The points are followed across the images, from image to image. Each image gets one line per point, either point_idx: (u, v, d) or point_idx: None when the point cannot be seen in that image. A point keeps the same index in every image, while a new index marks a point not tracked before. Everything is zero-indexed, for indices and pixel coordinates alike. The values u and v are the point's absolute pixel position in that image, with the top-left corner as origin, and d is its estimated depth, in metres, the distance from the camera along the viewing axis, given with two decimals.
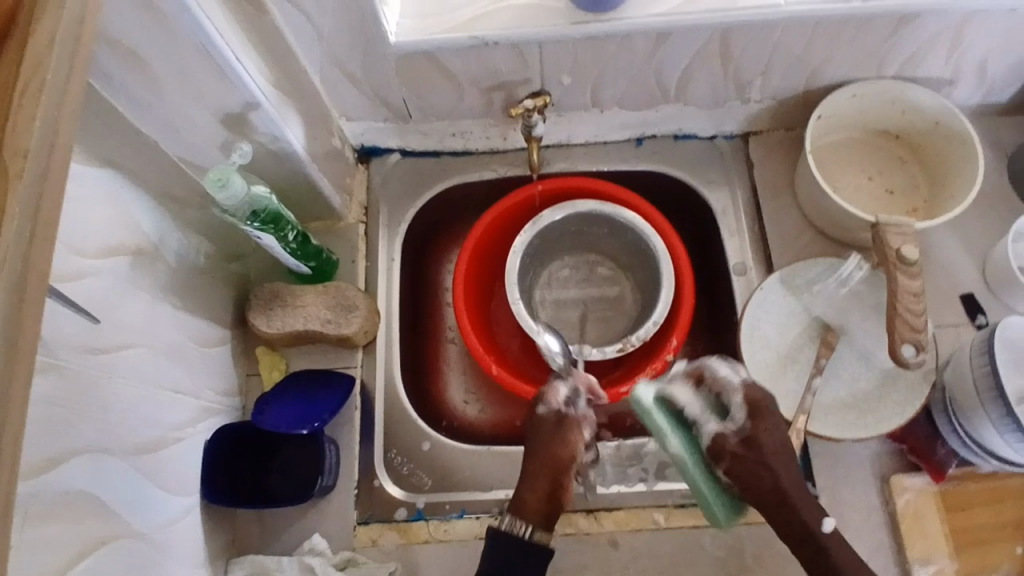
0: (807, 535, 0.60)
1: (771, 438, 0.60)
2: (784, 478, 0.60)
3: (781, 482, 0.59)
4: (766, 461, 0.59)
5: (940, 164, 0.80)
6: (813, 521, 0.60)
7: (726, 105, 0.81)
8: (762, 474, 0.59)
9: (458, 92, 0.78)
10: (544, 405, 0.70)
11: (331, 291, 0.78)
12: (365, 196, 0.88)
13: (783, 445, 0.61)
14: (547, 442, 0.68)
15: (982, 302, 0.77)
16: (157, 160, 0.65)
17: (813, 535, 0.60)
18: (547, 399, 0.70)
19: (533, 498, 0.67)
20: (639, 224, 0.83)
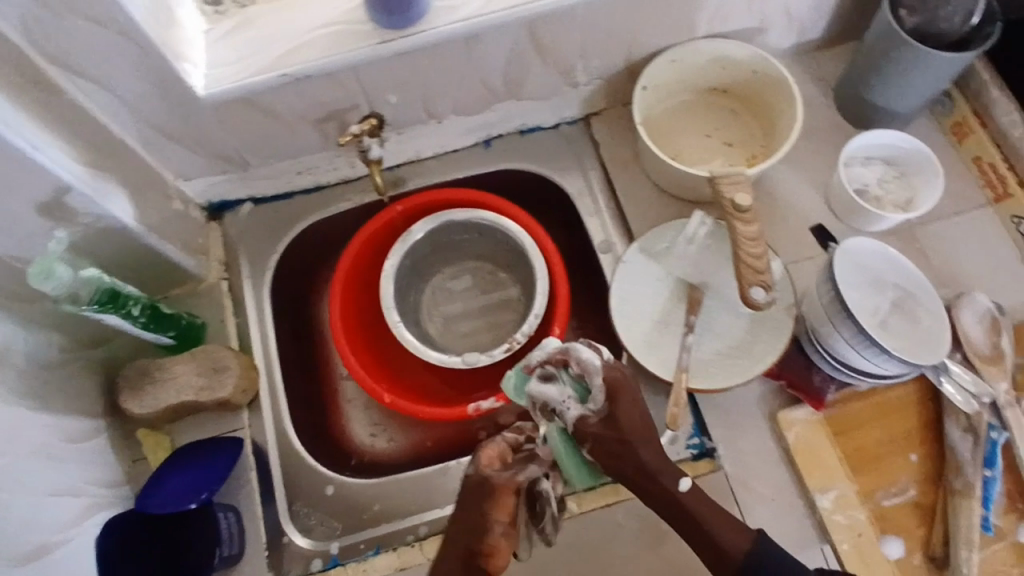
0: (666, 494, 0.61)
1: (637, 421, 0.62)
2: (632, 424, 0.61)
3: (643, 458, 0.61)
4: (625, 432, 0.61)
5: (768, 109, 0.83)
6: (667, 477, 0.61)
7: (558, 92, 0.83)
8: (625, 446, 0.61)
9: (290, 130, 0.77)
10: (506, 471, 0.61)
11: (200, 356, 0.76)
12: (224, 252, 0.86)
13: (641, 422, 0.62)
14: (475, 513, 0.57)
15: (832, 230, 0.80)
16: None
17: (671, 497, 0.61)
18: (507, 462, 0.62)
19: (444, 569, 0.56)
20: (502, 223, 0.84)
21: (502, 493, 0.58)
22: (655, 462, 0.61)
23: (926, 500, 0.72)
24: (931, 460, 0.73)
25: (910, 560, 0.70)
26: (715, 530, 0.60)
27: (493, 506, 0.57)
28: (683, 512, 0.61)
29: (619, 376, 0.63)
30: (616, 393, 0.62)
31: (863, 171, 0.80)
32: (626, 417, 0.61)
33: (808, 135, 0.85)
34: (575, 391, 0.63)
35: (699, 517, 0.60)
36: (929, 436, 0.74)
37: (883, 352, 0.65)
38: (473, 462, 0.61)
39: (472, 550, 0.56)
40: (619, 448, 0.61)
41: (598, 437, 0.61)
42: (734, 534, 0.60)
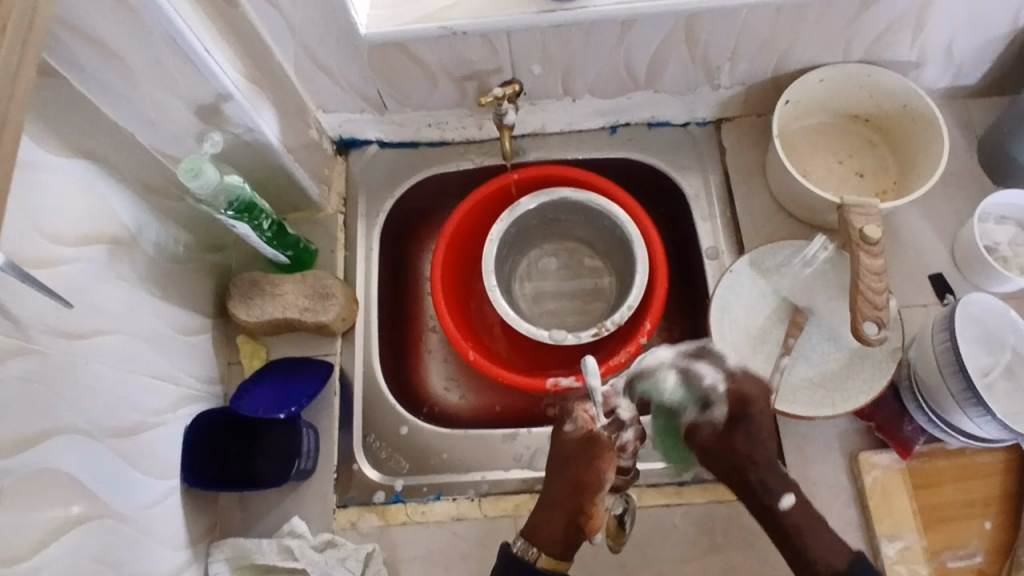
0: (769, 508, 0.63)
1: (761, 438, 0.65)
2: (758, 443, 0.65)
3: (750, 465, 0.64)
4: (746, 437, 0.65)
5: (909, 146, 0.81)
6: (772, 495, 0.63)
7: (697, 92, 0.82)
8: (736, 456, 0.65)
9: (431, 83, 0.80)
10: (571, 422, 0.66)
11: (309, 280, 0.80)
12: (344, 187, 0.89)
13: (760, 439, 0.65)
14: (574, 462, 0.63)
15: (950, 282, 0.78)
16: (134, 152, 0.66)
17: (772, 510, 0.63)
18: (574, 416, 0.67)
19: (550, 527, 0.62)
20: (613, 210, 0.84)
21: (605, 456, 0.63)
22: (767, 476, 0.64)
23: (991, 570, 0.69)
24: (1005, 531, 0.70)
25: None
26: (809, 537, 0.61)
27: (598, 462, 0.63)
28: (783, 528, 0.62)
29: (753, 394, 0.67)
30: (745, 408, 0.66)
31: (996, 229, 0.77)
32: (755, 426, 0.65)
33: (943, 181, 0.83)
34: (698, 404, 0.68)
35: (804, 527, 0.61)
36: (1006, 507, 0.71)
37: (987, 414, 0.63)
38: (572, 420, 0.66)
39: (577, 503, 0.62)
40: (727, 453, 0.65)
41: (706, 447, 0.67)
42: (834, 545, 0.60)
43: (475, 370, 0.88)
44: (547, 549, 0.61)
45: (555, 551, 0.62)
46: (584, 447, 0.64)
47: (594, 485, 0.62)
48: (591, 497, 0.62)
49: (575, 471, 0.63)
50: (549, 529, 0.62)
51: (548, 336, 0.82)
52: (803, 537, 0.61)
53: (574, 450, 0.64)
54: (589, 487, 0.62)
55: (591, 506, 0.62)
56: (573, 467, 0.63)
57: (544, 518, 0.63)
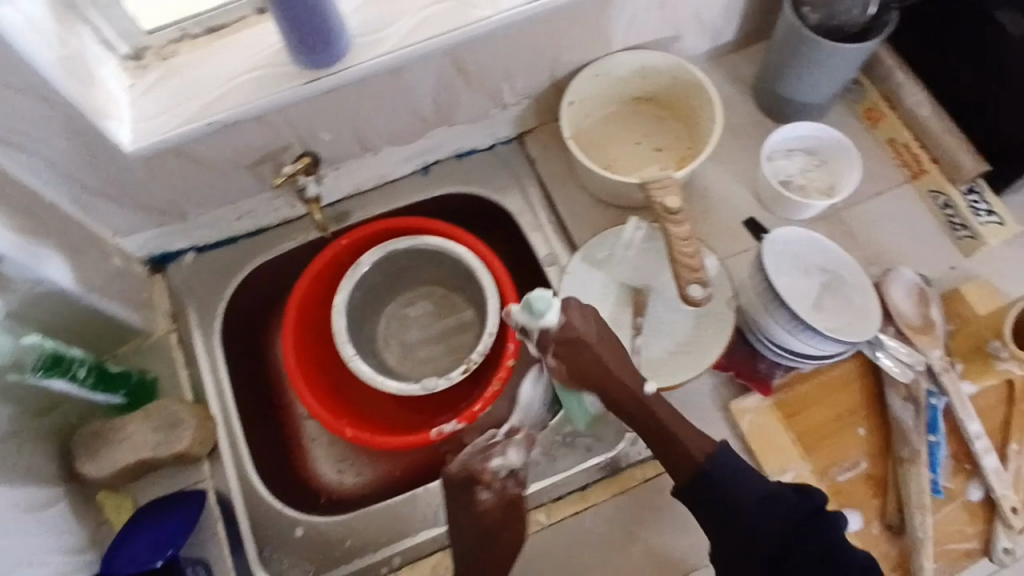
0: (632, 409, 0.66)
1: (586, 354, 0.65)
2: (601, 351, 0.66)
3: (605, 367, 0.66)
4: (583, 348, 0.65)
5: (690, 113, 0.86)
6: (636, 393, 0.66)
7: (489, 115, 0.85)
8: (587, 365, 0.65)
9: (223, 177, 0.77)
10: (485, 491, 0.67)
11: (154, 413, 0.76)
12: (169, 303, 0.85)
13: (588, 351, 0.65)
14: (487, 532, 0.66)
15: (762, 222, 0.83)
16: None
17: (642, 407, 0.66)
18: (484, 484, 0.67)
19: None
20: (449, 247, 0.85)
21: (523, 504, 0.68)
22: (624, 376, 0.66)
23: (878, 472, 0.73)
24: (881, 432, 0.74)
25: (869, 531, 0.71)
26: (680, 436, 0.65)
27: (514, 528, 0.67)
28: (654, 421, 0.66)
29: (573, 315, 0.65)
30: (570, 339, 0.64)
31: (786, 163, 0.83)
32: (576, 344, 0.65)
33: (734, 132, 0.88)
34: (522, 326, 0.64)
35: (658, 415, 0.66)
36: (875, 409, 0.74)
37: (817, 334, 0.67)
38: (482, 487, 0.67)
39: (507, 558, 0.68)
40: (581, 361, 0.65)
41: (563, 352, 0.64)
42: (697, 441, 0.65)
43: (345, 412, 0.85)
44: None
45: None
46: (502, 516, 0.67)
47: (514, 544, 0.68)
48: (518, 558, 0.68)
49: (499, 526, 0.67)
50: None
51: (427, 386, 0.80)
52: (673, 425, 0.65)
53: (498, 511, 0.67)
54: (516, 536, 0.67)
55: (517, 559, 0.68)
56: (497, 526, 0.67)
57: None
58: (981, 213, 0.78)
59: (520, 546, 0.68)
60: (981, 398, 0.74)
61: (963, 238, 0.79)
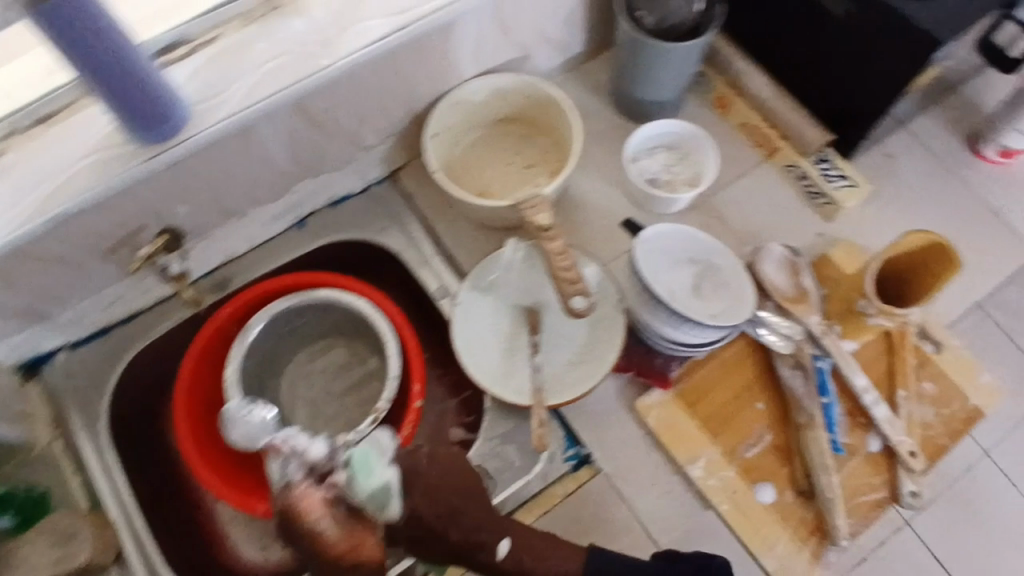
0: (486, 561, 0.65)
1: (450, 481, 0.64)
2: (449, 502, 0.63)
3: (448, 527, 0.63)
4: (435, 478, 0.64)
5: (552, 127, 0.88)
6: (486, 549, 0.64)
7: (355, 159, 0.84)
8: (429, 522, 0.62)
9: (81, 269, 0.73)
10: (282, 493, 0.57)
11: (46, 530, 0.71)
12: (49, 409, 0.80)
13: (456, 489, 0.64)
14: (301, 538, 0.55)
15: (639, 221, 0.85)
16: None
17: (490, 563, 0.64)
18: (280, 487, 0.58)
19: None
20: (338, 296, 0.83)
21: (302, 496, 0.56)
22: (477, 530, 0.64)
23: (781, 442, 0.76)
24: (778, 402, 0.77)
25: (783, 500, 0.74)
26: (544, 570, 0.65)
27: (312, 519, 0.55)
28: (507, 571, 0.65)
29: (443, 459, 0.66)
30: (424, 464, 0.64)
31: (649, 161, 0.85)
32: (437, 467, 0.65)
33: (599, 138, 0.90)
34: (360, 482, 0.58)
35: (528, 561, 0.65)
36: (770, 382, 0.78)
37: (698, 323, 0.69)
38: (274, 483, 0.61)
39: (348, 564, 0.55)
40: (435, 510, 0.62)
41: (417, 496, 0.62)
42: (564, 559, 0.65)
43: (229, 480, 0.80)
44: None
45: None
46: (292, 512, 0.55)
47: (344, 545, 0.55)
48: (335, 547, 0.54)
49: (294, 531, 0.56)
50: None
51: (263, 424, 0.70)
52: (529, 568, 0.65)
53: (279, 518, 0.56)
54: (325, 532, 0.55)
55: (353, 547, 0.55)
56: (288, 525, 0.56)
57: None
58: (832, 179, 0.83)
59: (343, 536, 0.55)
60: (862, 354, 0.77)
61: (822, 205, 0.83)
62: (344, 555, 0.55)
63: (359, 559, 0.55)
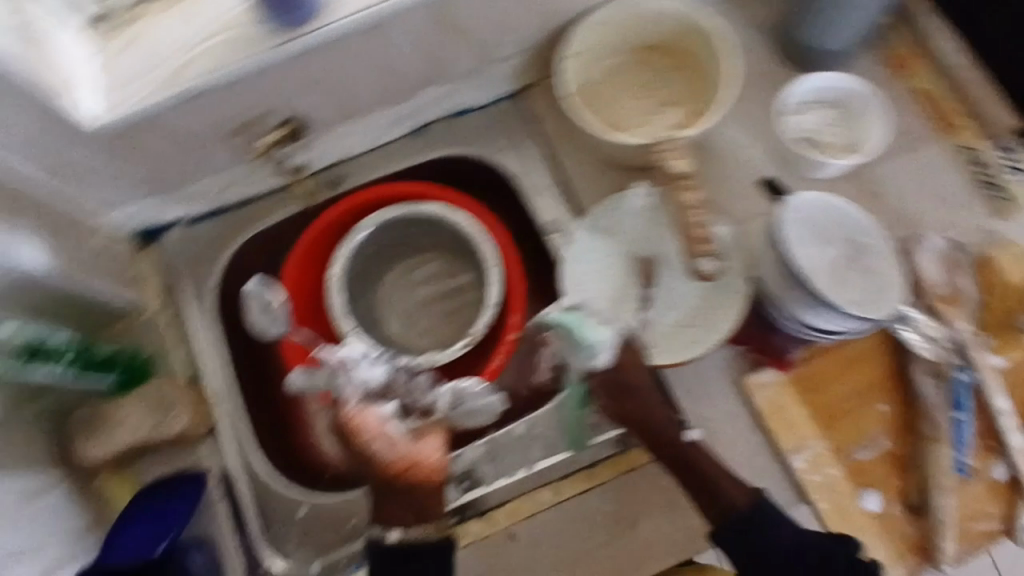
0: (675, 445, 0.66)
1: (642, 403, 0.66)
2: (637, 382, 0.67)
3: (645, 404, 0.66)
4: (634, 374, 0.67)
5: (704, 61, 0.79)
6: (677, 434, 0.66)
7: (486, 69, 0.78)
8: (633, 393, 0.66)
9: (202, 147, 0.72)
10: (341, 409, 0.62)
11: (148, 396, 0.74)
12: (162, 278, 0.82)
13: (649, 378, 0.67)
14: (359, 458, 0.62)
15: (784, 182, 0.77)
16: None
17: (678, 446, 0.65)
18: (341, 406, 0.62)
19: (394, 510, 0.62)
20: (450, 216, 0.80)
21: (359, 420, 0.60)
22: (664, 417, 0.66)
23: (900, 451, 0.71)
24: (902, 408, 0.71)
25: (888, 511, 0.69)
26: (717, 482, 0.64)
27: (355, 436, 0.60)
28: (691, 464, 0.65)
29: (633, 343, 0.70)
30: (628, 375, 0.67)
31: (807, 118, 0.77)
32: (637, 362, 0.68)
33: (753, 83, 0.81)
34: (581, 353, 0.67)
35: (702, 463, 0.64)
36: (899, 384, 0.71)
37: (837, 313, 0.63)
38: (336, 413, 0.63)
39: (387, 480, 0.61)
40: (627, 394, 0.66)
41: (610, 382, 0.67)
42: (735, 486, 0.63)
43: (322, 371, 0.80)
44: (403, 524, 0.62)
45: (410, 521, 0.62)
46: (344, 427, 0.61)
47: (404, 464, 0.61)
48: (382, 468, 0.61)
49: (355, 446, 0.61)
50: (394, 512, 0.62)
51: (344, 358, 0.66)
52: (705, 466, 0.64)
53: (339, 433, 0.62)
54: (378, 456, 0.60)
55: (397, 465, 0.60)
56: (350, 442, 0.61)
57: (386, 507, 0.62)
58: (1015, 170, 0.74)
59: (400, 456, 0.60)
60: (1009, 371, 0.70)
61: (998, 199, 0.75)
62: (400, 472, 0.60)
63: (416, 475, 0.61)
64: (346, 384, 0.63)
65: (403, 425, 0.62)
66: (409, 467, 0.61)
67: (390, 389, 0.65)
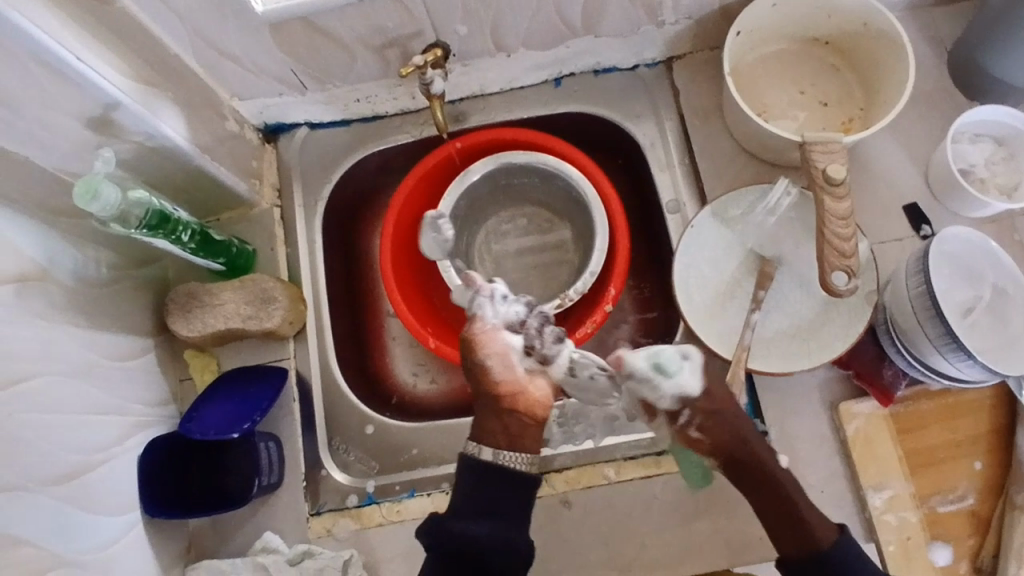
0: (767, 488, 0.59)
1: (730, 434, 0.60)
2: (726, 424, 0.60)
3: (733, 448, 0.60)
4: (718, 421, 0.60)
5: (873, 68, 0.74)
6: (769, 470, 0.60)
7: (641, 32, 0.75)
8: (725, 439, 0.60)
9: (346, 54, 0.72)
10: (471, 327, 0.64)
11: (248, 285, 0.75)
12: (276, 177, 0.83)
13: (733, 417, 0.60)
14: (473, 373, 0.62)
15: (926, 212, 0.73)
16: (37, 177, 0.59)
17: (773, 485, 0.59)
18: (473, 323, 0.64)
19: (491, 429, 0.60)
20: (567, 170, 0.78)
21: (481, 337, 0.62)
22: (756, 458, 0.60)
23: (983, 510, 0.67)
24: (996, 469, 0.68)
25: (956, 569, 0.66)
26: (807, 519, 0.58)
27: (474, 351, 0.62)
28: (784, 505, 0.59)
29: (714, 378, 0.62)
30: (716, 406, 0.60)
31: (972, 149, 0.71)
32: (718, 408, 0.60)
33: (916, 101, 0.76)
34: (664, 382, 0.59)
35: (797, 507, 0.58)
36: (997, 443, 0.68)
37: (968, 358, 0.60)
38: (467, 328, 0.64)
39: (496, 399, 0.61)
40: (719, 435, 0.60)
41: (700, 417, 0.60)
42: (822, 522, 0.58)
43: (413, 300, 0.80)
44: (496, 445, 0.59)
45: (507, 445, 0.59)
46: (470, 341, 0.63)
47: (514, 388, 0.61)
48: (492, 384, 0.61)
49: (470, 360, 0.64)
50: (493, 431, 0.60)
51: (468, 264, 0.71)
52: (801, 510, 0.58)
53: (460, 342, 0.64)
54: (491, 373, 0.61)
55: (507, 387, 0.61)
56: (465, 353, 0.64)
57: (483, 424, 0.61)
58: None
59: (512, 380, 0.61)
60: None
61: None
62: (508, 394, 0.61)
63: (517, 404, 0.61)
64: (482, 306, 0.64)
65: (522, 360, 0.62)
66: (512, 394, 0.61)
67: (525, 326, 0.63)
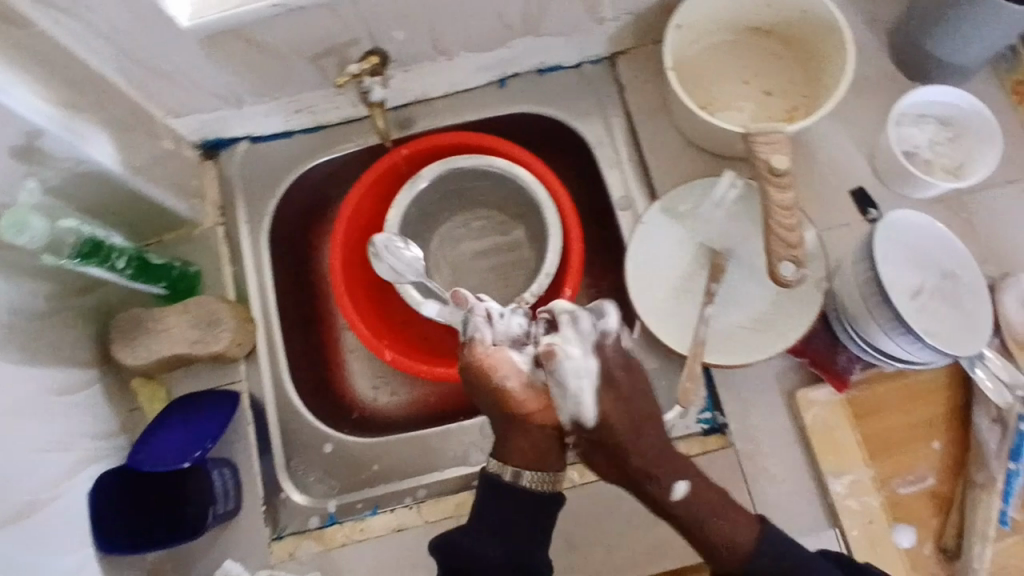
0: (659, 500, 0.54)
1: (623, 441, 0.55)
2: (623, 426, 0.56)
3: (630, 458, 0.55)
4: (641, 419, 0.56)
5: (814, 55, 0.74)
6: (658, 481, 0.54)
7: (582, 29, 0.74)
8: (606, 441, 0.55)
9: (282, 65, 0.70)
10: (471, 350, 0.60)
11: (193, 307, 0.72)
12: (220, 194, 0.81)
13: (625, 416, 0.56)
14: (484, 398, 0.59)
15: (873, 195, 0.73)
16: None
17: (663, 502, 0.54)
18: (474, 347, 0.60)
19: (515, 449, 0.58)
20: (516, 172, 0.77)
21: (488, 360, 0.59)
22: (651, 459, 0.55)
23: (944, 490, 0.68)
24: (954, 449, 0.68)
25: (920, 550, 0.67)
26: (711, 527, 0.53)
27: (480, 378, 0.58)
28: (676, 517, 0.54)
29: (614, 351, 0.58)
30: (614, 427, 0.56)
31: (915, 131, 0.72)
32: (633, 400, 0.57)
33: (858, 86, 0.76)
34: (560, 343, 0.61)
35: (699, 518, 0.53)
36: (956, 423, 0.69)
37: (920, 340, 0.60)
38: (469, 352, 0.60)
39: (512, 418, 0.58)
40: (609, 452, 0.56)
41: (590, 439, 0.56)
42: (732, 525, 0.53)
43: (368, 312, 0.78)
44: (521, 464, 0.57)
45: (526, 463, 0.58)
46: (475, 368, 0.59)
47: (531, 406, 0.58)
48: (506, 406, 0.58)
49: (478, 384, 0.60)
50: (519, 448, 0.58)
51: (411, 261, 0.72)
52: (709, 526, 0.53)
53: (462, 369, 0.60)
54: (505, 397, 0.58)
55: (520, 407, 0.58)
56: (471, 380, 0.60)
57: (507, 441, 0.58)
58: None
59: (528, 396, 0.58)
60: None
61: None
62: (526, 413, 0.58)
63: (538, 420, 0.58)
64: (484, 328, 0.60)
65: None
66: (533, 411, 0.58)
67: (530, 336, 0.60)
